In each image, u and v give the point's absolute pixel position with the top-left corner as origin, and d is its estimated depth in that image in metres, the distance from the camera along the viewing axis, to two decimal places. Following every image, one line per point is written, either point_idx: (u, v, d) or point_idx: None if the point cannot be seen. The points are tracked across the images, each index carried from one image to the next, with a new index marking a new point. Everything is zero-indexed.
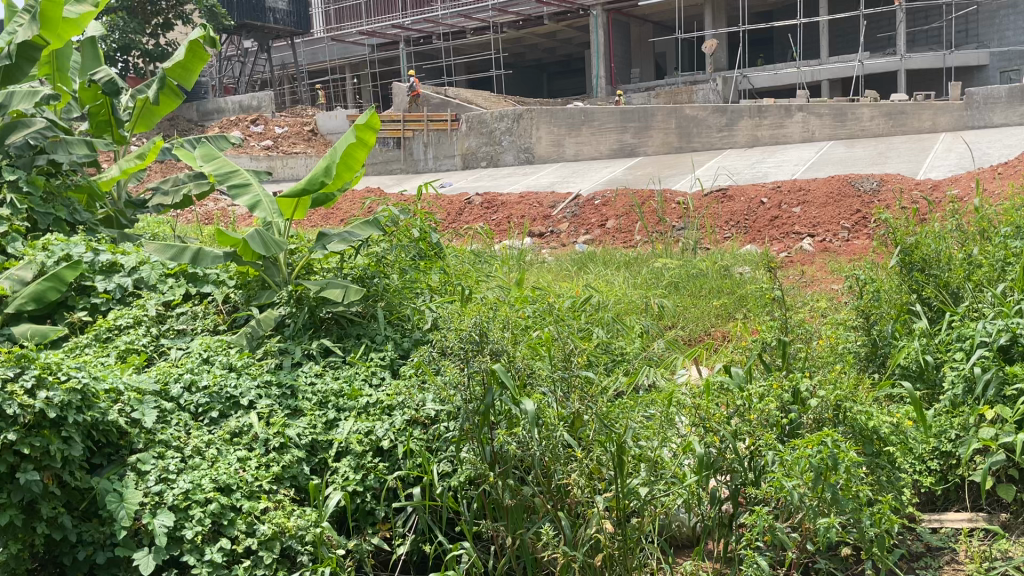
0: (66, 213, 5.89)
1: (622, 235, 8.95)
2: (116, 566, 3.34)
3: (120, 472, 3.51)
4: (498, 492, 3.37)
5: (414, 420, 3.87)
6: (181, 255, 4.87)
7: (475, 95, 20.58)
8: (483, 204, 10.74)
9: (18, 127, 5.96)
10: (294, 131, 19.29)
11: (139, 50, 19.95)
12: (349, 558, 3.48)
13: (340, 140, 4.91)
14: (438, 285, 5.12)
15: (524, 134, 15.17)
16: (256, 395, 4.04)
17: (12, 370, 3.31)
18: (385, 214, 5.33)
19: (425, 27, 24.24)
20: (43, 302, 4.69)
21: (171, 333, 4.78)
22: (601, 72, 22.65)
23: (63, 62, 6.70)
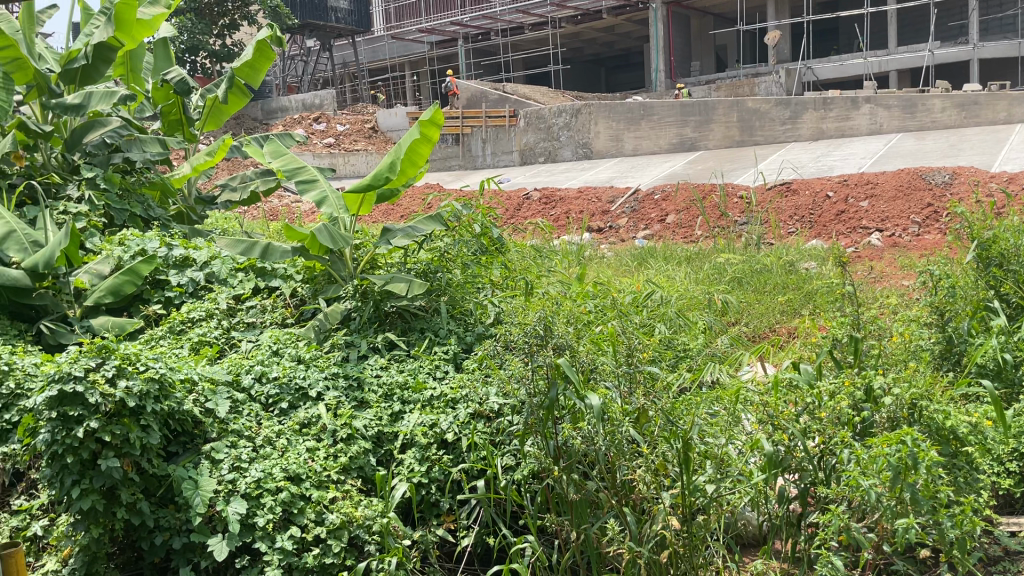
0: (141, 209, 6.09)
1: (682, 230, 8.86)
2: (191, 551, 3.45)
3: (195, 460, 3.63)
4: (563, 487, 3.35)
5: (478, 413, 3.92)
6: (251, 250, 4.96)
7: (533, 91, 20.58)
8: (541, 200, 10.73)
9: (94, 127, 6.17)
10: (355, 129, 19.57)
11: (207, 50, 20.44)
12: (414, 549, 3.53)
13: (404, 136, 4.94)
14: (499, 280, 5.18)
15: (582, 129, 15.13)
16: (324, 386, 4.12)
17: (93, 360, 3.40)
18: (449, 208, 5.35)
19: (483, 23, 24.30)
20: (120, 295, 4.86)
21: (241, 326, 4.91)
22: (661, 66, 22.41)
23: (136, 63, 6.93)
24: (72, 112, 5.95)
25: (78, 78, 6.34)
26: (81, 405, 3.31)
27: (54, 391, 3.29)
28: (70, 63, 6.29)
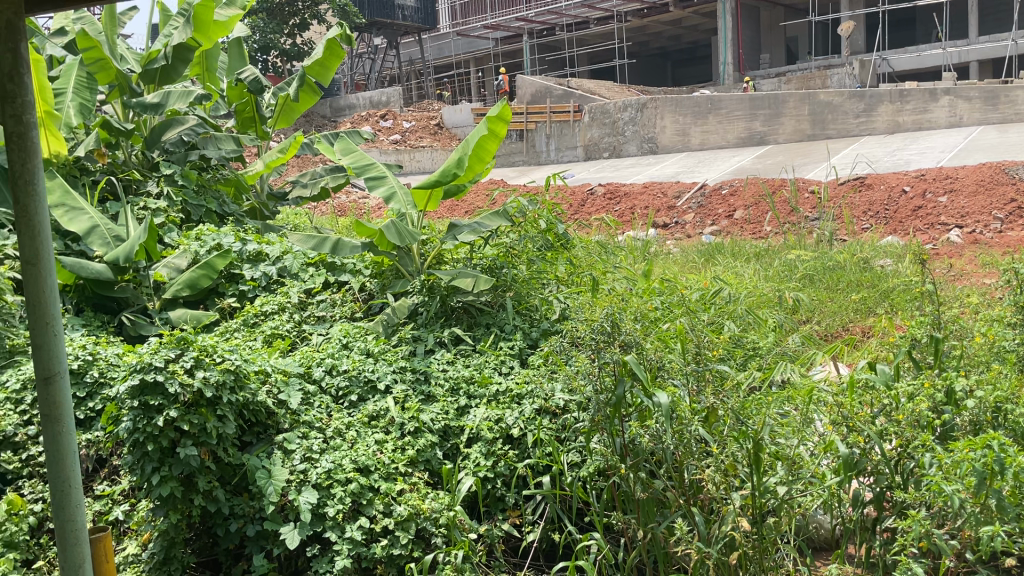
0: (216, 205, 6.34)
1: (751, 226, 8.69)
2: (265, 539, 3.53)
3: (268, 450, 3.73)
4: (630, 485, 3.33)
5: (544, 409, 3.91)
6: (322, 245, 5.07)
7: (599, 85, 20.45)
8: (606, 195, 10.64)
9: (173, 124, 6.37)
10: (421, 125, 19.76)
11: (278, 49, 20.89)
12: (480, 542, 3.55)
13: (473, 132, 4.95)
14: (565, 275, 5.14)
15: (648, 124, 14.98)
16: (392, 379, 4.20)
17: (173, 351, 3.52)
18: (514, 204, 5.30)
19: (548, 19, 24.24)
20: (197, 288, 4.99)
21: (312, 319, 5.02)
22: (729, 59, 21.99)
23: (211, 63, 7.07)
24: (152, 110, 6.16)
25: (158, 78, 6.53)
26: (161, 394, 3.43)
27: (136, 381, 3.41)
28: (151, 63, 6.47)
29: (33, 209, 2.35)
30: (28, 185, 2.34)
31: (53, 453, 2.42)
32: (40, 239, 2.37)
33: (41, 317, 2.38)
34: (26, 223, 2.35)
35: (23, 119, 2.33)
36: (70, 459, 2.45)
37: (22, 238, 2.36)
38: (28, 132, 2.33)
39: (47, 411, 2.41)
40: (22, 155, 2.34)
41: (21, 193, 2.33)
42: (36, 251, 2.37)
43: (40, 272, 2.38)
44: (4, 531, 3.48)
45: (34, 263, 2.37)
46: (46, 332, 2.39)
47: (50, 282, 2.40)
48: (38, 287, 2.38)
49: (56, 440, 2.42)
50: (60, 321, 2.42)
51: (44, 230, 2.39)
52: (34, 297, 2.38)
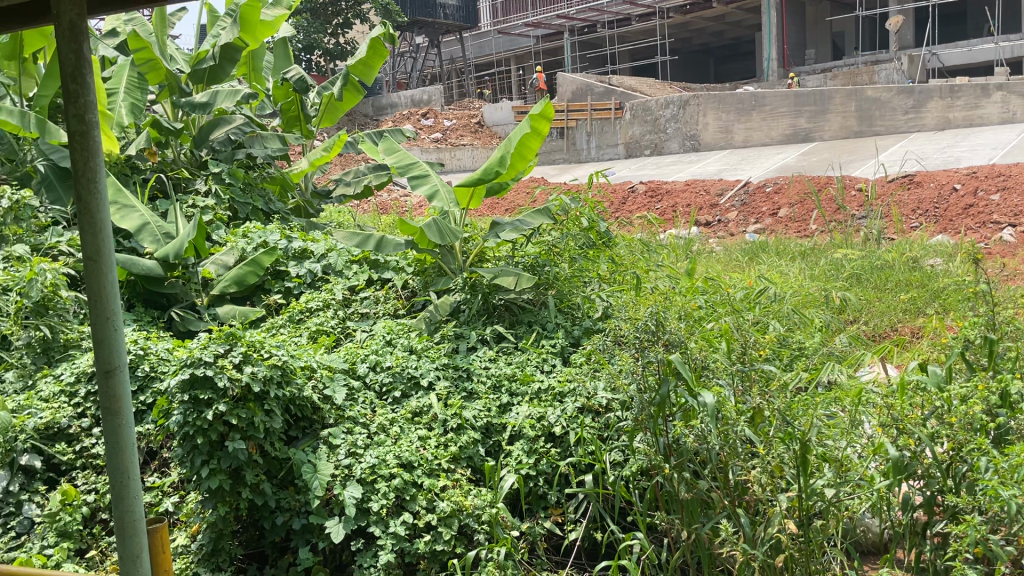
0: (262, 203, 6.45)
1: (795, 225, 8.57)
2: (310, 532, 3.57)
3: (314, 445, 3.77)
4: (674, 485, 3.30)
5: (586, 407, 3.89)
6: (366, 242, 5.13)
7: (640, 82, 20.30)
8: (647, 193, 10.59)
9: (220, 123, 6.56)
10: (462, 124, 19.81)
11: (321, 49, 21.11)
12: (522, 540, 3.56)
13: (515, 129, 4.95)
14: (607, 273, 5.10)
15: (690, 121, 14.83)
16: (435, 376, 4.22)
17: (222, 346, 3.59)
18: (557, 202, 5.32)
19: (589, 16, 24.13)
20: (243, 285, 5.08)
21: (356, 316, 5.07)
22: (773, 55, 21.69)
23: (257, 63, 7.16)
24: (200, 110, 6.28)
25: (205, 78, 6.65)
26: (211, 389, 3.50)
27: (186, 375, 3.49)
28: (199, 63, 6.62)
29: (94, 202, 2.17)
30: (90, 175, 2.16)
31: (112, 455, 2.29)
32: (102, 233, 2.21)
33: (102, 316, 2.24)
34: (87, 215, 2.18)
35: (84, 105, 2.14)
36: (130, 462, 2.32)
37: (83, 232, 2.19)
38: (90, 131, 2.15)
39: (106, 411, 2.27)
40: (83, 146, 2.16)
41: (83, 185, 2.15)
42: (97, 246, 2.20)
43: (101, 269, 2.22)
44: (59, 520, 3.61)
45: (96, 259, 2.21)
46: (107, 330, 2.24)
47: (111, 278, 2.24)
48: (99, 285, 2.22)
49: (117, 441, 2.30)
50: (120, 320, 2.27)
51: (105, 222, 2.22)
52: (95, 295, 2.22)
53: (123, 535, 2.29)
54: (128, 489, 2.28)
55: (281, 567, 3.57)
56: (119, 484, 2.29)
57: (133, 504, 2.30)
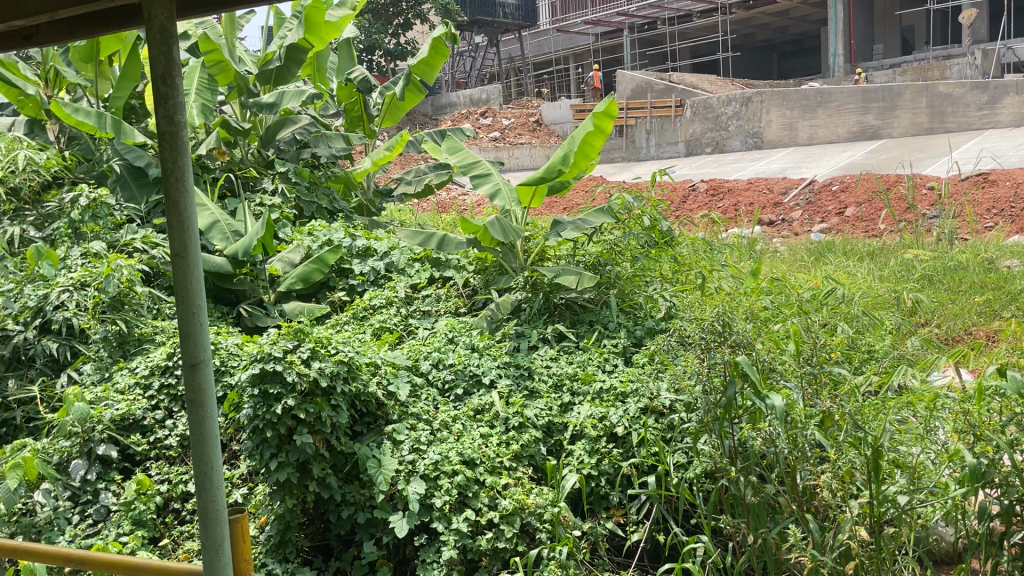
0: (327, 202, 6.57)
1: (863, 224, 8.35)
2: (374, 526, 3.62)
3: (378, 440, 3.83)
4: (740, 488, 3.24)
5: (649, 408, 3.85)
6: (429, 241, 5.19)
7: (701, 79, 20.04)
8: (708, 192, 10.42)
9: (286, 123, 6.68)
10: (521, 122, 19.82)
11: (382, 50, 21.36)
12: (584, 540, 3.54)
13: (579, 128, 4.92)
14: (670, 273, 5.05)
15: (753, 119, 14.58)
16: (496, 374, 4.25)
17: (290, 342, 3.68)
18: (619, 200, 5.27)
19: (649, 13, 23.92)
20: (309, 282, 5.17)
21: (418, 314, 5.12)
22: (840, 50, 21.20)
23: (322, 63, 7.28)
24: (267, 110, 6.41)
25: (272, 78, 6.79)
26: (279, 383, 3.58)
27: (256, 369, 3.57)
28: (267, 64, 6.75)
29: (183, 202, 2.15)
30: (178, 176, 2.14)
31: (198, 452, 2.25)
32: (188, 232, 2.18)
33: (187, 314, 2.20)
34: (176, 215, 2.15)
35: (174, 106, 2.13)
36: (214, 458, 2.28)
37: (170, 230, 2.17)
38: (180, 133, 2.15)
39: (192, 404, 2.24)
40: (173, 147, 2.15)
41: (172, 185, 2.14)
42: (184, 244, 2.17)
43: (188, 266, 2.19)
44: (134, 509, 3.73)
45: (183, 257, 2.18)
46: (193, 327, 2.21)
47: (198, 275, 2.21)
48: (186, 283, 2.19)
49: (202, 437, 2.25)
50: (206, 318, 2.23)
51: (192, 220, 2.19)
52: (182, 292, 2.19)
53: (205, 525, 2.25)
54: (212, 484, 2.25)
55: (346, 560, 3.62)
56: (203, 479, 2.25)
57: (216, 500, 2.27)
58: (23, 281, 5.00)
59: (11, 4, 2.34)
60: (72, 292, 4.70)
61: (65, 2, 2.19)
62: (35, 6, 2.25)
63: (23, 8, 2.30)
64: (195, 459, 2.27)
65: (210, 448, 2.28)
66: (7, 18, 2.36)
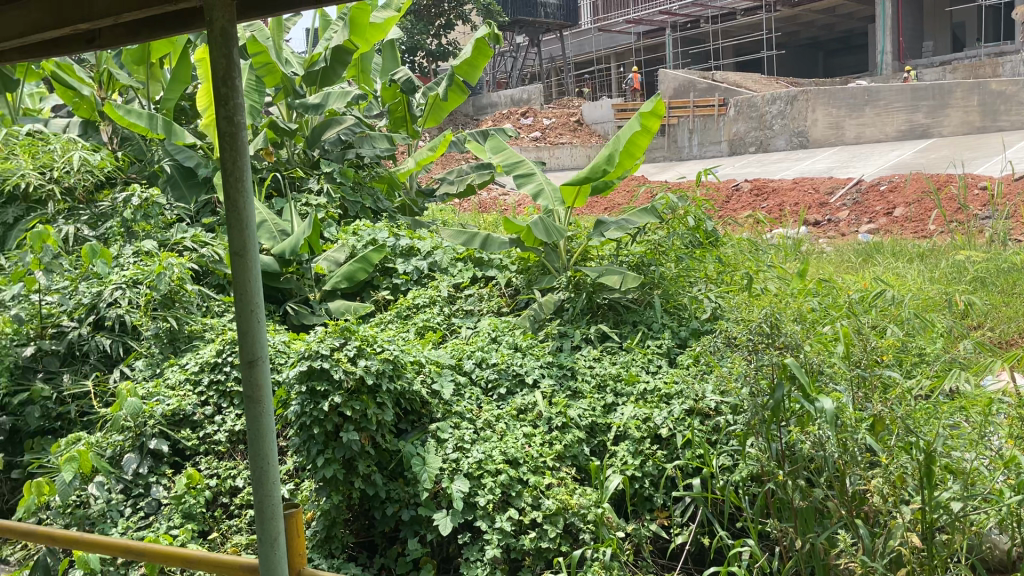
0: (371, 202, 6.66)
1: (913, 225, 8.16)
2: (418, 524, 3.64)
3: (423, 438, 3.86)
4: (787, 492, 3.20)
5: (694, 410, 3.82)
6: (472, 241, 5.22)
7: (745, 78, 19.81)
8: (752, 192, 10.29)
9: (332, 124, 6.74)
10: (561, 122, 19.79)
11: (424, 50, 21.49)
12: (627, 541, 3.50)
13: (624, 128, 4.90)
14: (714, 274, 5.03)
15: (798, 117, 14.36)
16: (539, 374, 4.25)
17: (337, 340, 3.74)
18: (663, 200, 5.23)
19: (692, 12, 23.71)
20: (354, 281, 5.21)
21: (461, 313, 5.15)
22: (888, 48, 20.84)
23: (366, 65, 7.36)
24: (313, 111, 6.49)
25: (319, 79, 6.87)
26: (327, 380, 3.64)
27: (304, 367, 3.64)
28: (313, 66, 6.88)
29: (242, 202, 2.19)
30: (237, 176, 2.19)
31: (255, 445, 2.30)
32: (247, 231, 2.22)
33: (246, 311, 2.25)
34: (235, 214, 2.19)
35: (234, 108, 2.17)
36: (270, 452, 2.32)
37: (230, 229, 2.21)
38: (239, 133, 2.18)
39: (248, 400, 2.28)
40: (232, 148, 2.19)
41: (231, 185, 2.18)
42: (243, 242, 2.22)
43: (247, 264, 2.23)
44: (184, 502, 3.79)
45: (242, 255, 2.23)
46: (251, 325, 2.25)
47: (256, 274, 2.25)
48: (244, 281, 2.24)
49: (259, 432, 2.30)
50: (264, 315, 2.28)
51: (250, 220, 2.23)
52: (241, 290, 2.24)
53: (261, 517, 2.30)
54: (269, 477, 2.30)
55: (391, 556, 3.65)
56: (260, 473, 2.31)
57: (272, 493, 2.32)
58: (78, 278, 5.11)
59: (74, 7, 2.34)
60: (125, 289, 4.81)
61: (127, 5, 2.20)
62: (97, 9, 2.26)
63: (86, 10, 2.30)
64: (252, 452, 2.33)
65: (267, 441, 2.33)
66: (71, 21, 2.36)
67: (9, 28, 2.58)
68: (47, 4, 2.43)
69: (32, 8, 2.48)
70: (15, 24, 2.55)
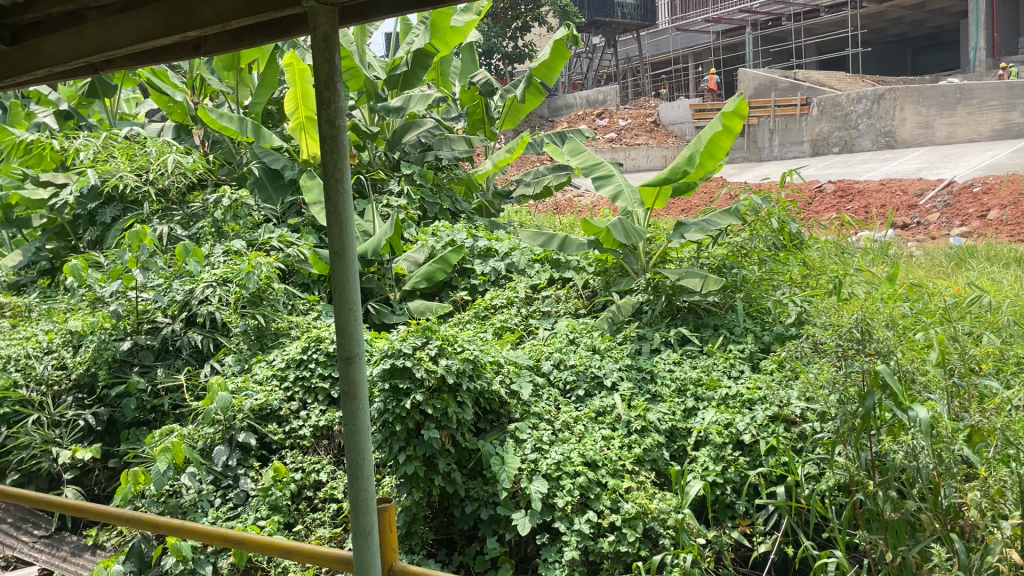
0: (448, 204, 6.75)
1: (1009, 228, 7.82)
2: (497, 524, 3.66)
3: (501, 438, 3.88)
4: (878, 503, 3.11)
5: (778, 416, 3.73)
6: (550, 242, 5.27)
7: (829, 77, 19.27)
8: (837, 193, 10.03)
9: (412, 127, 6.84)
10: (638, 123, 19.65)
11: (501, 53, 21.61)
12: (708, 548, 3.44)
13: (706, 128, 4.82)
14: (799, 278, 4.90)
15: (886, 117, 13.91)
16: (618, 376, 4.24)
17: (419, 338, 3.83)
18: (747, 202, 5.11)
19: (774, 10, 23.12)
20: (433, 281, 5.27)
21: (538, 314, 5.16)
22: (982, 44, 20.01)
23: (445, 69, 7.41)
24: (395, 114, 6.66)
25: (400, 83, 6.97)
26: (409, 378, 3.72)
27: (387, 365, 3.72)
28: (395, 70, 6.97)
29: (341, 202, 2.25)
30: (337, 179, 2.25)
31: (350, 440, 2.34)
32: (347, 230, 2.27)
33: (345, 309, 2.30)
34: (335, 215, 2.26)
35: (335, 111, 2.23)
36: (366, 448, 2.36)
37: (330, 230, 2.28)
38: (340, 137, 2.24)
39: (345, 395, 2.33)
40: (333, 150, 2.24)
41: (331, 187, 2.24)
42: (343, 242, 2.27)
43: (346, 265, 2.28)
44: (271, 495, 3.91)
45: (341, 255, 2.28)
46: (349, 322, 2.30)
47: (354, 274, 2.30)
48: (342, 280, 2.28)
49: (355, 426, 2.34)
50: (360, 312, 2.32)
51: (350, 220, 2.29)
52: (340, 289, 2.28)
53: (356, 511, 2.33)
54: (364, 471, 2.33)
55: (470, 555, 3.68)
56: (355, 467, 2.35)
57: (367, 487, 2.35)
58: (172, 276, 5.24)
59: (185, 14, 2.43)
60: (215, 287, 4.97)
61: (237, 14, 2.29)
62: (204, 17, 2.35)
63: (196, 17, 2.39)
64: (347, 447, 2.37)
65: (361, 438, 2.37)
66: (181, 29, 2.44)
67: (114, 39, 2.66)
68: (154, 14, 2.51)
69: (142, 16, 2.55)
70: (121, 34, 2.63)
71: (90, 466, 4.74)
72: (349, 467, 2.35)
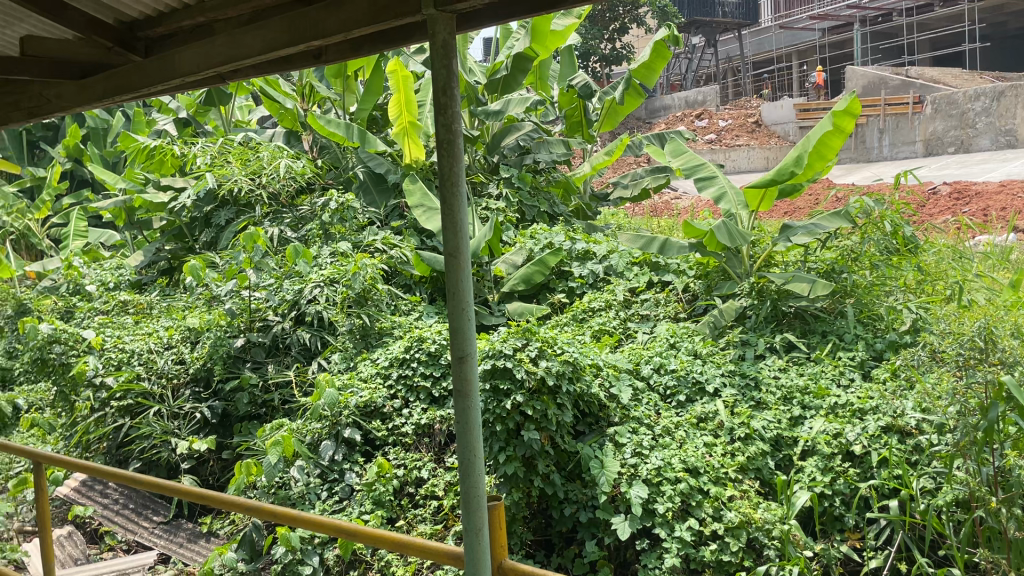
0: (547, 207, 6.78)
1: None
2: (596, 526, 3.65)
3: (600, 441, 3.87)
4: (1000, 521, 2.94)
5: (891, 427, 3.59)
6: (649, 245, 5.21)
7: (944, 73, 18.39)
8: (952, 194, 9.59)
9: (512, 130, 6.97)
10: (738, 124, 19.23)
11: (598, 55, 21.54)
12: (815, 561, 3.33)
13: (816, 127, 4.67)
14: (913, 283, 4.68)
15: (1007, 115, 13.21)
16: (720, 383, 4.16)
17: (520, 340, 3.91)
18: (857, 204, 4.88)
19: (884, 5, 22.21)
20: (531, 283, 5.30)
21: (637, 317, 5.13)
22: None
23: (544, 72, 7.42)
24: (494, 117, 6.68)
25: (500, 87, 7.00)
26: (510, 379, 3.77)
27: (488, 365, 3.81)
28: (494, 73, 7.00)
29: (457, 204, 2.28)
30: (452, 181, 2.29)
31: (461, 440, 2.37)
32: (460, 233, 2.30)
33: (458, 310, 2.33)
34: (450, 218, 2.29)
35: (452, 116, 2.26)
36: (477, 448, 2.38)
37: (445, 232, 2.31)
38: (455, 142, 2.28)
39: (458, 396, 2.35)
40: (449, 154, 2.28)
41: (446, 188, 2.28)
42: (457, 244, 2.31)
43: (459, 266, 2.31)
44: (375, 490, 4.03)
45: (455, 256, 2.31)
46: (462, 323, 2.33)
47: (467, 275, 2.33)
48: (456, 281, 2.32)
49: (466, 426, 2.37)
50: (473, 314, 2.35)
51: (463, 223, 2.32)
52: (454, 290, 2.31)
53: (467, 509, 2.36)
54: (475, 470, 2.35)
55: (568, 557, 3.69)
56: (466, 465, 2.37)
57: (478, 486, 2.37)
58: (283, 276, 5.47)
59: (309, 25, 2.52)
60: (323, 287, 5.18)
61: (359, 23, 2.37)
62: (329, 27, 2.44)
63: (321, 28, 2.48)
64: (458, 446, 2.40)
65: (472, 438, 2.39)
66: (305, 39, 2.54)
67: (239, 50, 2.78)
68: (280, 25, 2.63)
69: (269, 27, 2.66)
70: (247, 45, 2.76)
71: (206, 457, 4.97)
72: (460, 465, 2.38)
